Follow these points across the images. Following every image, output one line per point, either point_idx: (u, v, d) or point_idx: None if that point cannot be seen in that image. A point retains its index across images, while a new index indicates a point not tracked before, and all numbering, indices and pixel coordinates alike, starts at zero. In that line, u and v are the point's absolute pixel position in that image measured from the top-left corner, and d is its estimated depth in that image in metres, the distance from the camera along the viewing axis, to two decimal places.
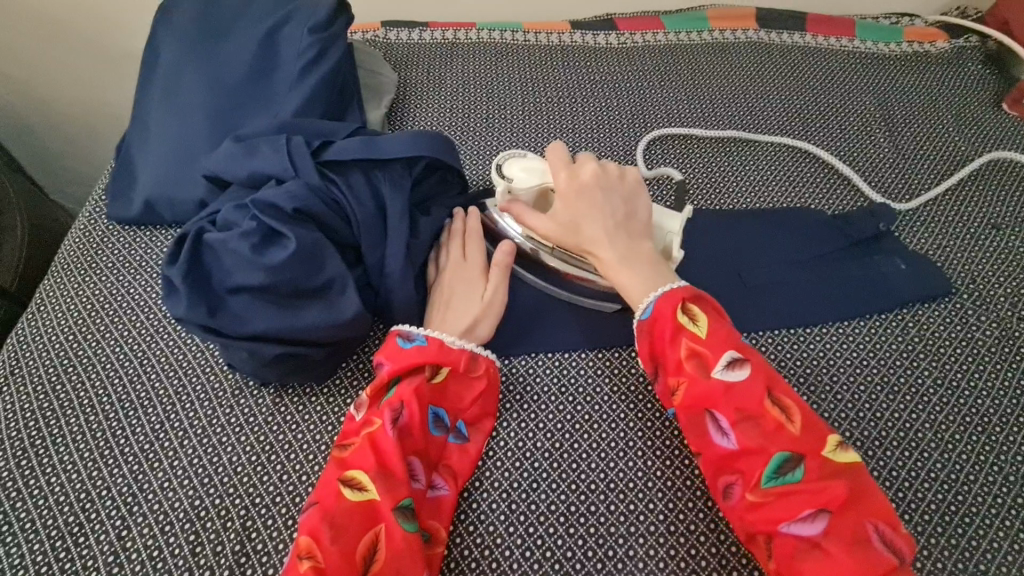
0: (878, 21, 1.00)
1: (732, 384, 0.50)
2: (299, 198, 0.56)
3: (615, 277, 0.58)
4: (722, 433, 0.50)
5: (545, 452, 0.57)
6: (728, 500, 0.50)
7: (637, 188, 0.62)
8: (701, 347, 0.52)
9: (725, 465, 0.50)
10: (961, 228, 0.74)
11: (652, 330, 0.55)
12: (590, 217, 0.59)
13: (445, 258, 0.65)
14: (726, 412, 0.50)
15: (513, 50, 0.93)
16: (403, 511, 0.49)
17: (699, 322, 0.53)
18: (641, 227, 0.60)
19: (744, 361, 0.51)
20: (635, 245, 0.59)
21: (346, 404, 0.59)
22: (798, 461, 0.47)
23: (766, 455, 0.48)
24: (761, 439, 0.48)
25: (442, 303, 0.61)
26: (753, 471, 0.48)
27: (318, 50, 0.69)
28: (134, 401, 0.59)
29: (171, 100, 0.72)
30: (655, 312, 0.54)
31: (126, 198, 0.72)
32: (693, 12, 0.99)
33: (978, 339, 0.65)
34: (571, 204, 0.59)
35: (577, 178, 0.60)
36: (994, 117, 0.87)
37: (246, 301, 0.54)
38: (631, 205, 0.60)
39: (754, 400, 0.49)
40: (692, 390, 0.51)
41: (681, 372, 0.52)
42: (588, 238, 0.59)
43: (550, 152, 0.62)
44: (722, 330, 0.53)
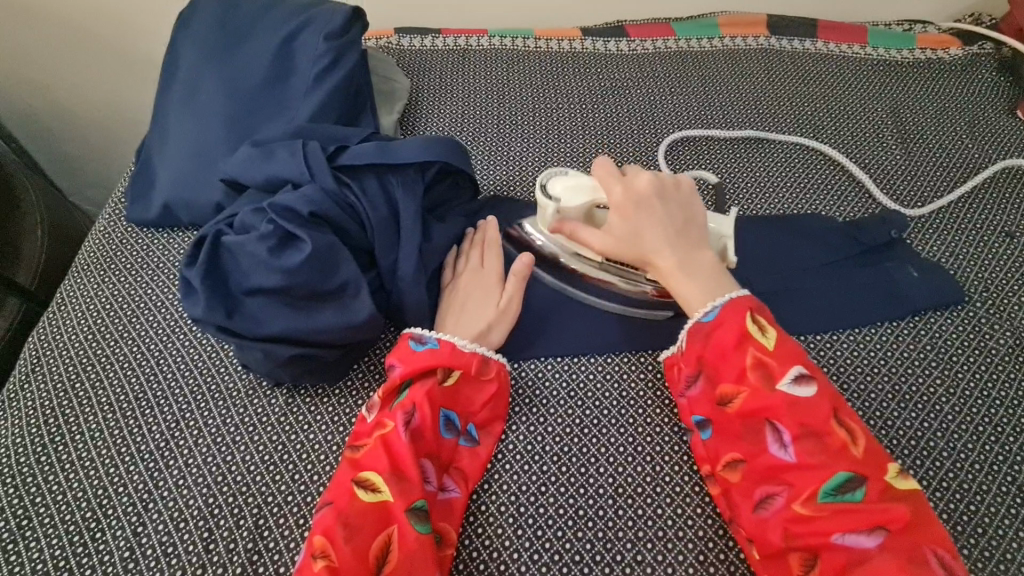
0: (890, 28, 1.00)
1: (799, 398, 0.50)
2: (315, 202, 0.57)
3: (676, 286, 0.58)
4: (781, 444, 0.50)
5: (553, 457, 0.58)
6: (772, 511, 0.49)
7: (692, 197, 0.62)
8: (769, 359, 0.52)
9: (776, 475, 0.49)
10: (974, 236, 0.74)
11: (712, 335, 0.55)
12: (649, 228, 0.59)
13: (463, 263, 0.66)
14: (789, 424, 0.49)
15: (525, 57, 0.94)
16: (416, 513, 0.49)
17: (768, 334, 0.53)
18: (699, 234, 0.60)
19: (812, 379, 0.51)
20: (696, 253, 0.59)
21: (357, 405, 0.60)
22: (859, 482, 0.47)
23: (825, 471, 0.47)
24: (822, 454, 0.48)
25: (454, 306, 0.62)
26: (807, 485, 0.48)
27: (333, 57, 0.71)
28: (150, 399, 0.61)
29: (189, 106, 0.73)
30: (719, 317, 0.55)
31: (144, 200, 0.74)
32: (704, 19, 0.99)
33: (991, 348, 0.65)
34: (628, 214, 0.60)
35: (632, 190, 0.60)
36: (1009, 124, 0.86)
37: (261, 303, 0.55)
38: (688, 213, 0.60)
39: (820, 417, 0.49)
40: (755, 399, 0.51)
41: (744, 381, 0.52)
42: (648, 248, 0.59)
43: (598, 168, 0.62)
44: (790, 345, 0.53)
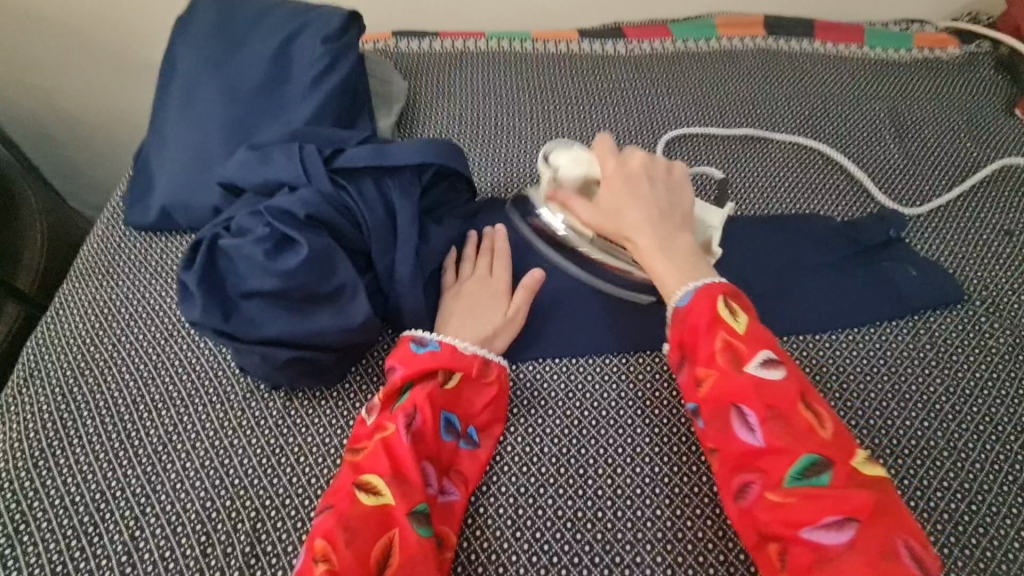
0: (887, 28, 1.00)
1: (766, 380, 0.50)
2: (312, 204, 0.57)
3: (653, 264, 0.58)
4: (748, 429, 0.49)
5: (552, 458, 0.57)
6: (744, 500, 0.48)
7: (682, 184, 0.63)
8: (738, 342, 0.51)
9: (746, 463, 0.48)
10: (973, 235, 0.74)
11: (684, 319, 0.54)
12: (632, 202, 0.60)
13: (471, 270, 0.66)
14: (756, 407, 0.49)
15: (523, 59, 0.94)
16: (417, 516, 0.49)
17: (738, 318, 0.53)
18: (681, 218, 0.61)
19: (779, 363, 0.51)
20: (676, 234, 0.59)
21: (355, 408, 0.60)
22: (826, 467, 0.46)
23: (791, 455, 0.47)
24: (789, 438, 0.47)
25: (459, 310, 0.62)
26: (775, 470, 0.47)
27: (330, 61, 0.71)
28: (148, 403, 0.61)
29: (187, 110, 0.73)
30: (691, 302, 0.54)
31: (142, 204, 0.74)
32: (701, 20, 1.00)
33: (990, 346, 0.64)
34: (615, 189, 0.61)
35: (625, 166, 0.62)
36: (1007, 122, 0.86)
37: (258, 306, 0.55)
38: (674, 198, 0.62)
39: (787, 400, 0.49)
40: (724, 382, 0.51)
41: (713, 363, 0.51)
42: (629, 223, 0.59)
43: (597, 142, 0.65)
44: (758, 330, 0.52)
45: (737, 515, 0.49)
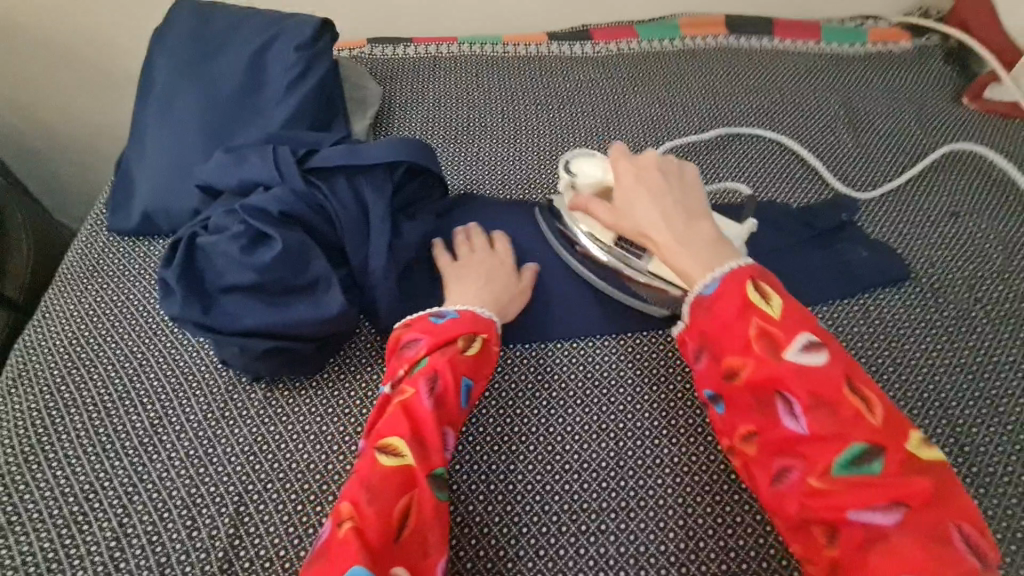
0: (843, 24, 1.04)
1: (808, 367, 0.46)
2: (285, 202, 0.60)
3: (671, 258, 0.56)
4: (791, 416, 0.46)
5: (522, 436, 0.60)
6: (787, 485, 0.46)
7: (697, 182, 0.62)
8: (773, 326, 0.48)
9: (789, 450, 0.46)
10: (923, 217, 0.77)
11: (714, 306, 0.51)
12: (645, 199, 0.58)
13: (476, 247, 0.70)
14: (798, 395, 0.46)
15: (493, 63, 0.97)
16: (436, 479, 0.50)
17: (771, 301, 0.49)
18: (699, 213, 0.58)
19: (821, 345, 0.47)
20: (695, 225, 0.57)
21: (334, 396, 0.62)
22: (877, 453, 0.43)
23: (841, 443, 0.44)
24: (836, 426, 0.44)
25: (475, 276, 0.66)
26: (823, 458, 0.44)
27: (303, 67, 0.74)
28: (133, 398, 0.63)
29: (166, 117, 0.76)
30: (720, 290, 0.51)
31: (124, 209, 0.76)
32: (665, 21, 1.03)
33: (936, 320, 0.68)
34: (629, 190, 0.60)
35: (638, 167, 0.61)
36: (954, 111, 0.91)
37: (237, 300, 0.58)
38: (691, 192, 0.60)
39: (831, 387, 0.45)
40: (763, 370, 0.47)
41: (749, 351, 0.48)
42: (645, 221, 0.58)
43: (613, 151, 0.64)
44: (796, 310, 0.49)
45: (779, 500, 0.46)
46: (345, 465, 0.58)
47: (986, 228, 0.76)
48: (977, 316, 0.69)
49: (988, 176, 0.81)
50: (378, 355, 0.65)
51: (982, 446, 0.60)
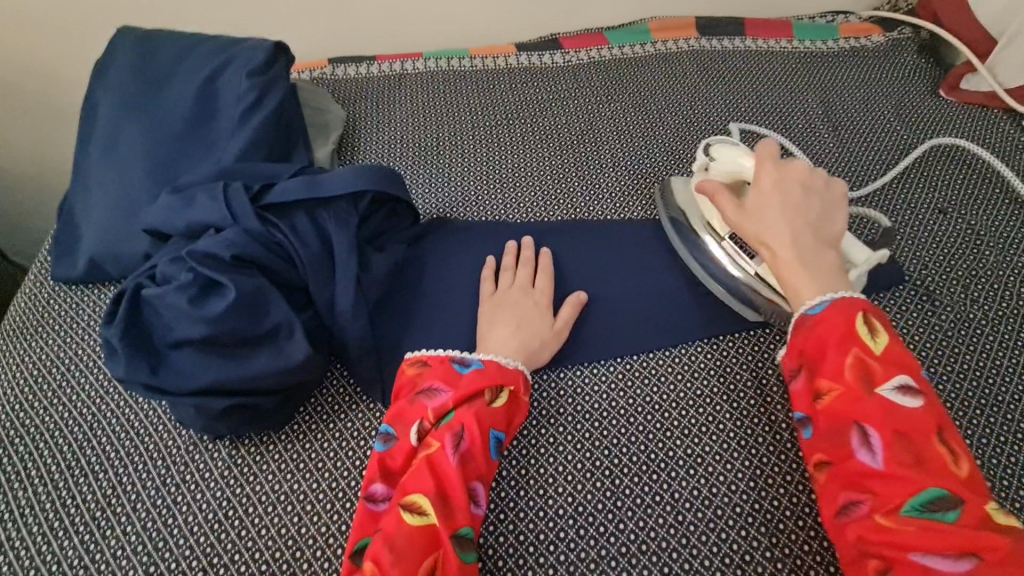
0: (814, 20, 1.02)
1: (900, 406, 0.46)
2: (238, 245, 0.55)
3: (789, 276, 0.53)
4: (868, 449, 0.45)
5: (512, 481, 0.56)
6: (849, 515, 0.45)
7: (838, 203, 0.57)
8: (872, 360, 0.47)
9: (859, 480, 0.45)
10: (910, 216, 0.75)
11: (813, 328, 0.50)
12: (780, 210, 0.55)
13: (515, 283, 0.65)
14: (881, 430, 0.45)
15: (460, 77, 0.94)
16: (462, 540, 0.48)
17: (879, 337, 0.49)
18: (830, 239, 0.55)
19: (918, 392, 0.46)
20: (821, 252, 0.54)
21: (305, 450, 0.57)
22: (955, 504, 0.41)
23: (915, 485, 0.43)
24: (915, 467, 0.43)
25: (506, 319, 0.61)
26: (893, 496, 0.43)
27: (256, 95, 0.70)
28: (84, 467, 0.57)
29: (110, 156, 0.71)
30: (824, 311, 0.50)
31: (69, 256, 0.71)
32: (635, 26, 1.00)
33: (935, 324, 0.65)
34: (767, 196, 0.56)
35: (784, 175, 0.57)
36: (932, 104, 0.89)
37: (189, 356, 0.53)
38: (828, 216, 0.56)
39: (920, 430, 0.45)
40: (850, 398, 0.47)
41: (840, 378, 0.48)
42: (770, 229, 0.54)
43: (762, 145, 0.60)
44: (901, 353, 0.48)
45: (840, 530, 0.45)
46: (320, 527, 0.53)
47: (976, 224, 0.74)
48: (976, 318, 0.66)
49: (973, 170, 0.79)
50: (352, 401, 0.60)
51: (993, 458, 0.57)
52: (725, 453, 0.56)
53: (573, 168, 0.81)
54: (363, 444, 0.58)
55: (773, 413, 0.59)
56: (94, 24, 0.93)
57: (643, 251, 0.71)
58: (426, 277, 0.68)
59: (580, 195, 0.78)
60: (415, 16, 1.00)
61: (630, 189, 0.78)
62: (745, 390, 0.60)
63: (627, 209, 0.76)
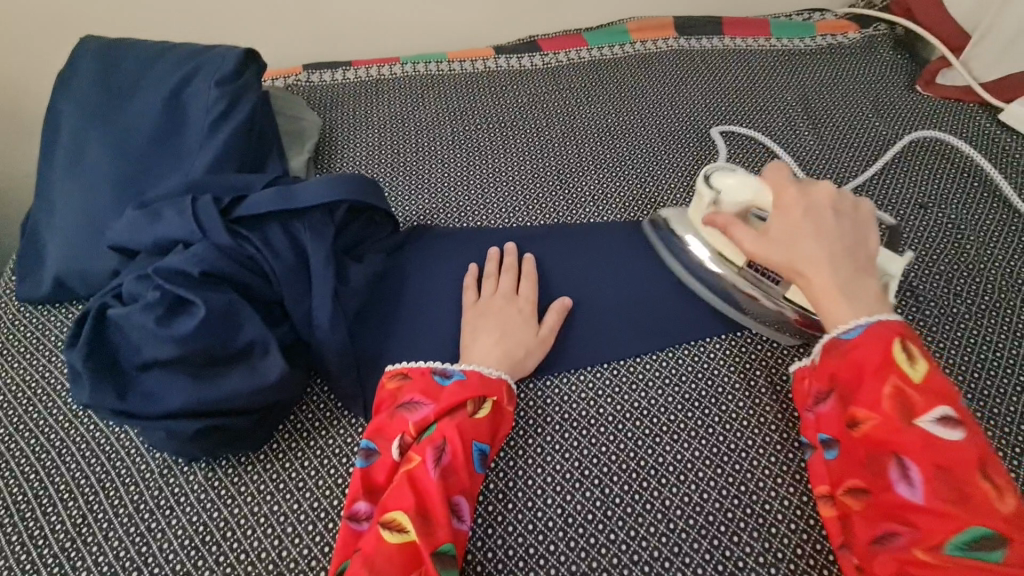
0: (791, 18, 1.02)
1: (940, 439, 0.44)
2: (208, 260, 0.53)
3: (826, 303, 0.50)
4: (908, 481, 0.44)
5: (499, 494, 0.55)
6: (886, 546, 0.44)
7: (869, 223, 0.54)
8: (910, 389, 0.46)
9: (896, 513, 0.44)
10: (891, 212, 0.75)
11: (847, 353, 0.49)
12: (813, 235, 0.52)
13: (499, 291, 0.64)
14: (921, 463, 0.44)
15: (438, 81, 0.92)
16: (443, 558, 0.46)
17: (917, 364, 0.47)
18: (869, 261, 0.52)
19: (960, 422, 0.44)
20: (860, 276, 0.51)
21: (285, 470, 0.56)
22: (1000, 543, 0.40)
23: (957, 522, 0.42)
24: (957, 503, 0.42)
25: (490, 327, 0.60)
26: (935, 531, 0.42)
27: (227, 104, 0.68)
28: (51, 497, 0.55)
29: (75, 171, 0.68)
30: (859, 337, 0.49)
31: (34, 275, 0.68)
32: (613, 26, 1.00)
33: (920, 320, 0.65)
34: (792, 222, 0.53)
35: (806, 198, 0.54)
36: (910, 99, 0.90)
37: (159, 377, 0.51)
38: (862, 235, 0.53)
39: (963, 464, 0.43)
40: (888, 429, 0.46)
41: (876, 407, 0.47)
42: (804, 256, 0.51)
43: (771, 171, 0.57)
44: (942, 380, 0.46)
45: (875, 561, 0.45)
46: (301, 550, 0.51)
47: (956, 218, 0.74)
48: (960, 313, 0.66)
49: (952, 164, 0.80)
50: (333, 417, 0.59)
51: None
52: (715, 458, 0.56)
53: (555, 171, 0.80)
54: (345, 461, 0.56)
55: (761, 414, 0.58)
56: (58, 34, 0.90)
57: (627, 253, 0.70)
58: (407, 287, 0.66)
59: (562, 199, 0.77)
60: (391, 20, 0.98)
61: (613, 191, 0.78)
62: (733, 392, 0.60)
63: (611, 211, 0.75)
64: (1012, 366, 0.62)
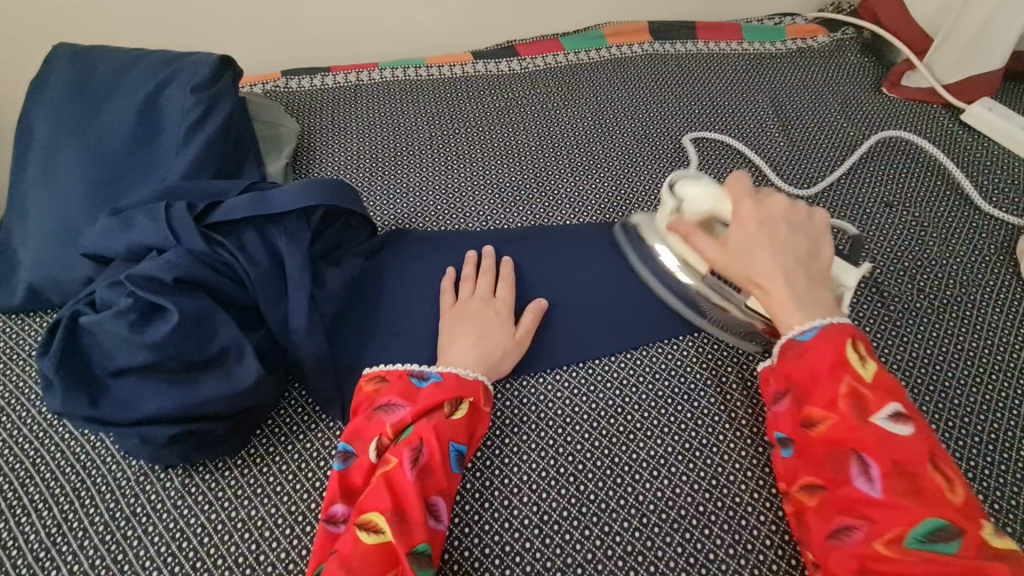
0: (763, 22, 1.05)
1: (894, 435, 0.45)
2: (181, 267, 0.53)
3: (781, 313, 0.53)
4: (865, 477, 0.45)
5: (477, 493, 0.56)
6: (845, 542, 0.44)
7: (823, 233, 0.57)
8: (864, 388, 0.48)
9: (854, 509, 0.45)
10: (857, 210, 0.77)
11: (803, 354, 0.50)
12: (768, 248, 0.54)
13: (475, 294, 0.64)
14: (876, 458, 0.45)
15: (416, 87, 0.93)
16: (419, 557, 0.47)
17: (867, 364, 0.49)
18: (821, 271, 0.55)
19: (908, 418, 0.46)
20: (815, 289, 0.53)
21: (263, 474, 0.56)
22: (953, 533, 0.41)
23: (913, 514, 0.43)
24: (911, 496, 0.43)
25: (466, 330, 0.60)
26: (891, 525, 0.43)
27: (201, 111, 0.68)
28: (25, 506, 0.54)
29: (48, 179, 0.68)
30: (815, 339, 0.50)
31: (6, 285, 0.67)
32: (590, 31, 1.01)
33: (885, 315, 0.67)
34: (752, 235, 0.55)
35: (764, 211, 0.56)
36: (877, 101, 0.92)
37: (133, 384, 0.51)
38: (815, 248, 0.56)
39: (915, 458, 0.45)
40: (844, 426, 0.47)
41: (833, 407, 0.48)
42: (762, 269, 0.53)
43: (733, 181, 0.59)
44: (888, 378, 0.49)
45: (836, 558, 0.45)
46: (279, 553, 0.52)
47: (919, 215, 0.77)
48: (923, 307, 0.68)
49: (918, 164, 0.82)
50: (311, 421, 0.59)
51: (942, 442, 0.59)
52: (687, 453, 0.57)
53: (532, 174, 0.81)
54: (322, 465, 0.56)
55: (733, 410, 0.59)
56: (31, 42, 0.89)
57: (603, 254, 0.71)
58: (385, 290, 0.67)
59: (539, 201, 0.78)
60: (368, 26, 0.99)
61: (589, 194, 0.79)
62: (705, 388, 0.61)
63: (587, 214, 0.77)
64: (973, 357, 0.64)
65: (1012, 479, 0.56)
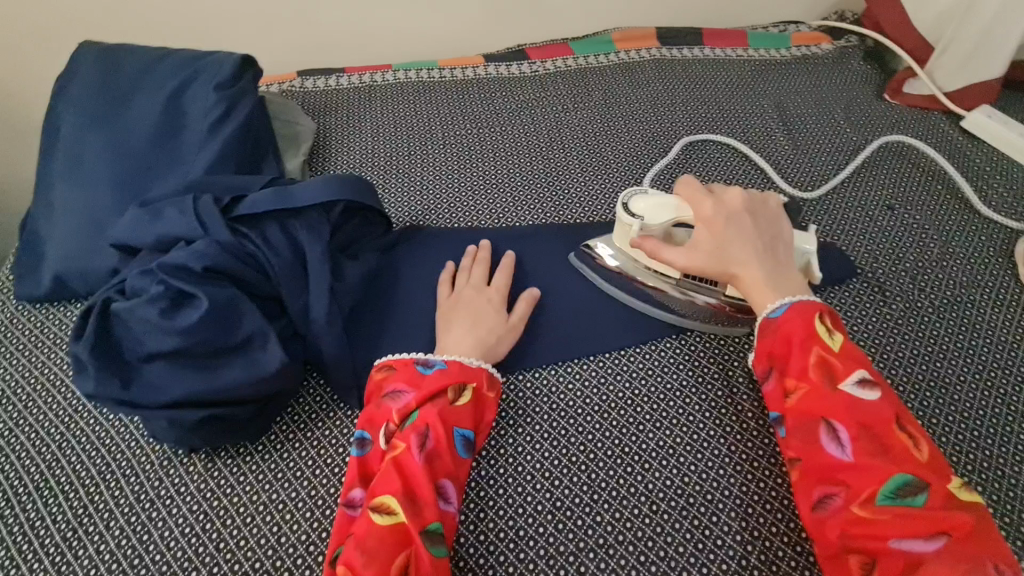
0: (767, 30, 1.07)
1: (861, 400, 0.48)
2: (209, 256, 0.55)
3: (759, 298, 0.55)
4: (837, 442, 0.47)
5: (492, 480, 0.57)
6: (825, 509, 0.46)
7: (778, 216, 0.60)
8: (832, 358, 0.50)
9: (830, 475, 0.47)
10: (860, 212, 0.79)
11: (774, 331, 0.53)
12: (738, 240, 0.56)
13: (469, 282, 0.66)
14: (846, 424, 0.47)
15: (430, 88, 0.95)
16: (432, 536, 0.49)
17: (834, 336, 0.51)
18: (787, 253, 0.58)
19: (874, 384, 0.49)
20: (786, 272, 0.56)
21: (283, 459, 0.57)
22: (920, 487, 0.44)
23: (884, 473, 0.45)
24: (880, 456, 0.46)
25: (462, 316, 0.62)
26: (866, 486, 0.45)
27: (224, 108, 0.70)
28: (52, 489, 0.56)
29: (75, 173, 0.70)
30: (785, 315, 0.53)
31: (32, 276, 0.69)
32: (599, 36, 1.04)
33: (887, 313, 0.69)
34: (718, 231, 0.57)
35: (722, 206, 0.59)
36: (879, 107, 0.95)
37: (161, 369, 0.53)
38: (777, 232, 0.59)
39: (882, 421, 0.47)
40: (816, 396, 0.49)
41: (805, 377, 0.50)
42: (734, 259, 0.56)
43: (683, 185, 0.61)
44: (853, 348, 0.51)
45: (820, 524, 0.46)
46: (299, 536, 0.53)
47: (921, 218, 0.79)
48: (924, 306, 0.70)
49: (919, 169, 0.84)
50: (329, 409, 0.61)
51: (942, 435, 0.61)
52: (694, 443, 0.59)
53: (543, 174, 0.83)
54: (340, 451, 0.58)
55: (739, 402, 0.61)
56: (54, 40, 0.92)
57: None
58: (401, 284, 0.69)
59: (549, 200, 0.80)
60: (383, 29, 1.01)
61: (598, 194, 0.81)
62: (711, 381, 0.63)
63: (596, 213, 0.79)
64: (972, 355, 0.66)
65: (1010, 471, 0.58)
